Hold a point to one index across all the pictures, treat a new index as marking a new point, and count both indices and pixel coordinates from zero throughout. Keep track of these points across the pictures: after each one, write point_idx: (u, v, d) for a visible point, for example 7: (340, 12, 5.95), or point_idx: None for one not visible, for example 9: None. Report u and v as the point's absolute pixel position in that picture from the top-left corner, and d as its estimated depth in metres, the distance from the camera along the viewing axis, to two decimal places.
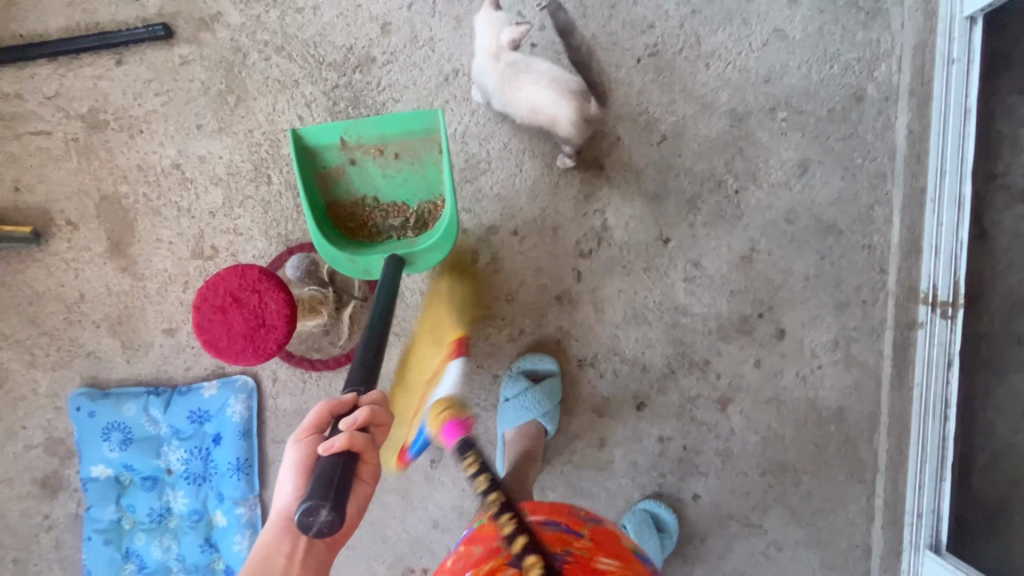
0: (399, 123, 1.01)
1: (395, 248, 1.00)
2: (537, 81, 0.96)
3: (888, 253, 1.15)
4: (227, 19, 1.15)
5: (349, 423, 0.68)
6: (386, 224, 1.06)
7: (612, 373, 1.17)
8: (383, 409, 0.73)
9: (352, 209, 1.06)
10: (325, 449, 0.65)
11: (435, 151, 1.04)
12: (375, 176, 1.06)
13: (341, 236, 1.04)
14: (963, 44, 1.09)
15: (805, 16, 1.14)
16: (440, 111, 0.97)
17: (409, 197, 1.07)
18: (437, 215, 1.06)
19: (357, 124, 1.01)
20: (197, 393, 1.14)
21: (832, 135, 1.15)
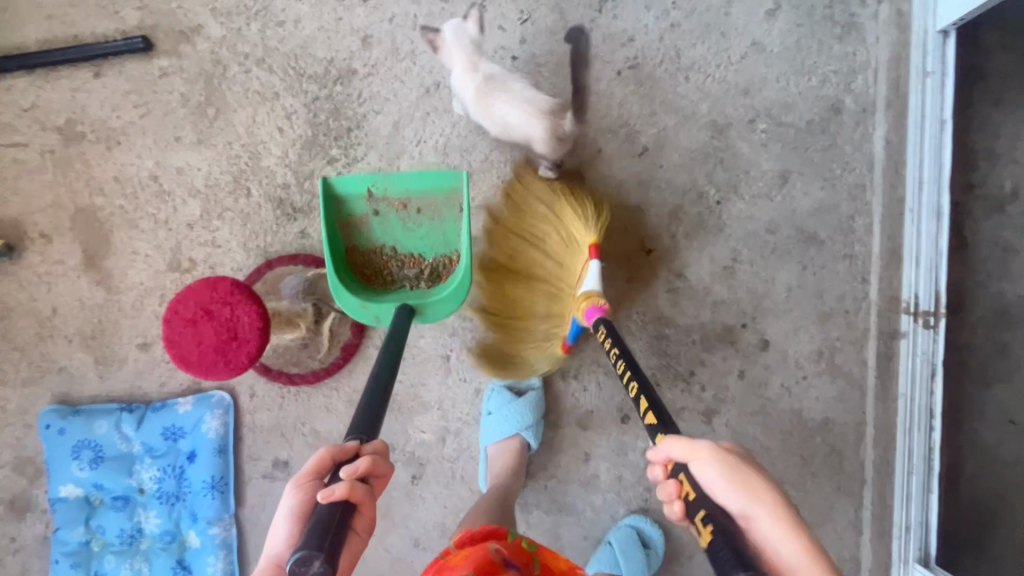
0: (426, 179, 1.03)
1: (407, 297, 0.98)
2: (510, 100, 0.97)
3: (870, 262, 1.15)
4: (207, 31, 1.14)
5: (350, 472, 0.63)
6: (400, 273, 1.04)
7: (596, 386, 1.15)
8: (384, 460, 0.68)
9: (368, 257, 1.05)
10: (324, 497, 0.59)
11: (457, 210, 1.05)
12: (395, 228, 1.06)
13: (356, 281, 1.02)
14: (937, 57, 1.10)
15: (782, 29, 1.16)
16: (466, 171, 1.00)
17: (426, 250, 1.06)
18: (452, 269, 1.04)
19: (384, 176, 1.02)
20: (172, 409, 1.11)
21: (811, 147, 1.16)
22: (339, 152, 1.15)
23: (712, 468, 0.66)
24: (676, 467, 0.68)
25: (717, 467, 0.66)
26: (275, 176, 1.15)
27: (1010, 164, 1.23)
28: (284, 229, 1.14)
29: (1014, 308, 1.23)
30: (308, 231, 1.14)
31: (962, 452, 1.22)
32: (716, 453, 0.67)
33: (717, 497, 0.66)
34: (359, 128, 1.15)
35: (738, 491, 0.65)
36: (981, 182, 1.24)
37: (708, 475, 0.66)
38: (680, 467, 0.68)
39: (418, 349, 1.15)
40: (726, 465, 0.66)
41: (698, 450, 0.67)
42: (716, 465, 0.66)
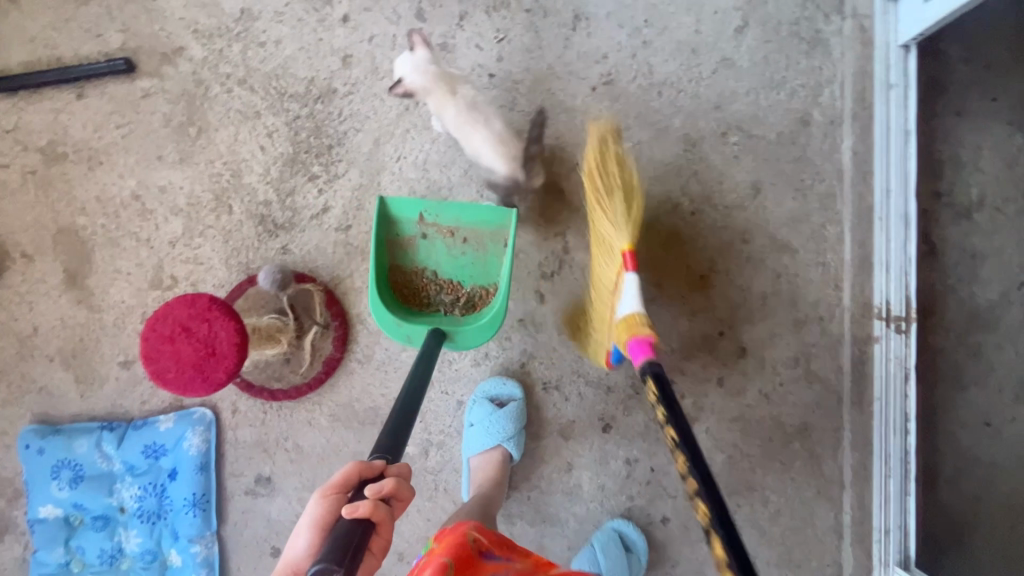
0: (476, 213, 1.08)
1: (440, 324, 1.05)
2: (486, 136, 1.00)
3: (842, 269, 1.17)
4: (189, 53, 1.17)
5: (375, 491, 0.64)
6: (437, 297, 1.11)
7: (577, 396, 1.17)
8: (409, 484, 0.69)
9: (410, 277, 1.12)
10: (348, 512, 0.61)
11: (501, 246, 1.11)
12: (440, 253, 1.12)
13: (394, 300, 1.09)
14: (899, 70, 1.15)
15: (750, 46, 1.20)
16: (513, 212, 1.05)
17: (464, 278, 1.12)
18: (486, 301, 1.11)
19: (437, 206, 1.08)
20: (153, 426, 1.11)
21: (781, 158, 1.19)
22: (320, 168, 1.17)
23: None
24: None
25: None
26: (257, 194, 1.16)
27: (975, 173, 1.27)
28: (266, 245, 1.16)
29: (985, 312, 1.26)
30: (290, 247, 1.16)
31: (938, 455, 1.25)
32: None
33: None
34: (340, 144, 1.17)
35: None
36: (948, 190, 1.27)
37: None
38: None
39: (400, 363, 1.15)
40: None
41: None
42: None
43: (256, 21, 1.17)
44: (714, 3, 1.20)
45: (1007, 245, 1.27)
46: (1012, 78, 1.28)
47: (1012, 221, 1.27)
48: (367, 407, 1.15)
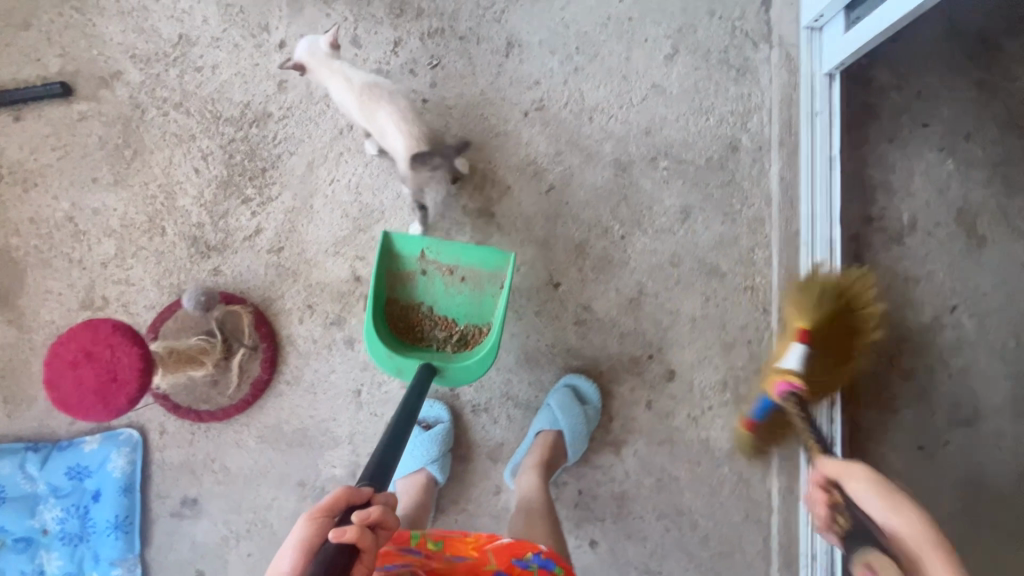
0: (476, 254, 1.10)
1: (431, 359, 1.07)
2: (392, 111, 1.01)
3: (770, 294, 1.19)
4: (127, 77, 1.18)
5: (363, 517, 0.65)
6: (431, 332, 1.12)
7: (506, 418, 1.17)
8: (395, 513, 0.70)
9: (406, 310, 1.13)
10: (334, 537, 0.62)
11: (498, 286, 1.12)
12: (437, 289, 1.13)
13: (388, 333, 1.11)
14: (824, 98, 1.18)
15: (680, 72, 1.22)
16: (513, 257, 1.06)
17: (459, 316, 1.13)
18: (479, 340, 1.12)
19: (440, 244, 1.09)
20: (78, 447, 1.11)
21: (711, 183, 1.20)
22: (254, 191, 1.18)
23: (907, 513, 0.67)
24: (831, 479, 0.80)
25: (913, 524, 0.66)
26: (190, 216, 1.17)
27: (906, 197, 1.29)
28: (198, 266, 1.17)
29: (917, 335, 1.27)
30: (222, 268, 1.17)
31: None
32: (877, 489, 0.71)
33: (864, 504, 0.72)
34: (274, 168, 1.19)
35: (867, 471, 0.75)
36: (880, 214, 1.29)
37: (901, 524, 0.67)
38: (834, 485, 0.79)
39: (329, 385, 1.16)
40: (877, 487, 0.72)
41: (849, 468, 0.77)
42: (911, 513, 0.67)
43: (193, 47, 1.19)
44: (645, 31, 1.22)
45: (939, 269, 1.28)
46: (941, 105, 1.30)
47: (943, 245, 1.28)
48: (296, 429, 1.15)
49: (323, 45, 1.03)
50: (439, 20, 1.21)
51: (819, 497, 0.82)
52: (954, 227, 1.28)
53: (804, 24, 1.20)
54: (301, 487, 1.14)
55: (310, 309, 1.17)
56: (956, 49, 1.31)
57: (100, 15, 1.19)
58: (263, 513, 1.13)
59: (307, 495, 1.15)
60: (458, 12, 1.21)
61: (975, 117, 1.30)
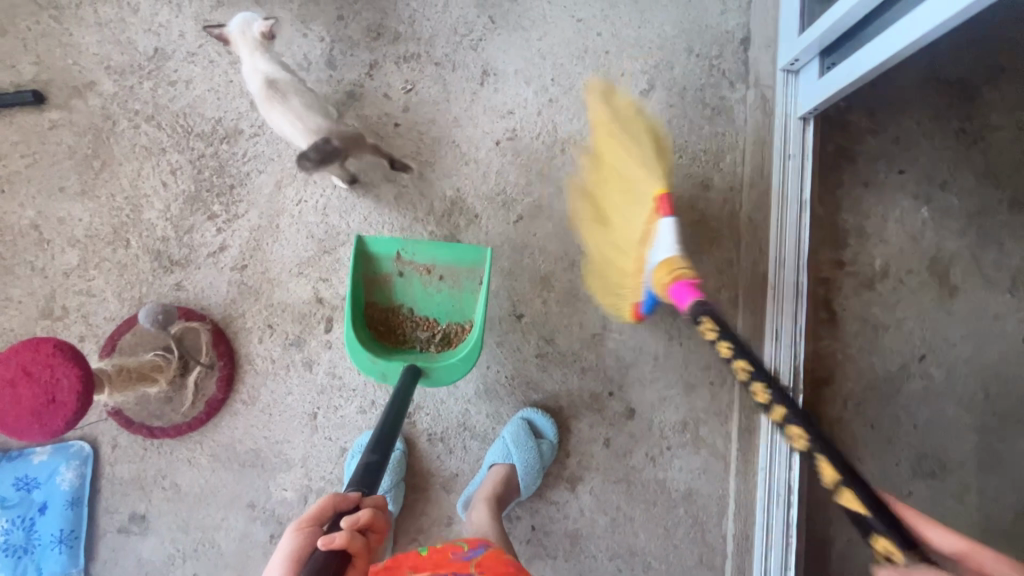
0: (452, 251, 1.10)
1: (414, 360, 1.05)
2: (284, 112, 1.03)
3: (735, 335, 1.18)
4: (100, 88, 1.18)
5: (352, 522, 0.66)
6: (413, 334, 1.12)
7: (462, 449, 1.16)
8: (384, 515, 0.71)
9: (387, 314, 1.13)
10: (323, 543, 0.62)
11: (477, 282, 1.12)
12: (416, 290, 1.14)
13: (370, 337, 1.10)
14: (797, 141, 1.16)
15: (655, 109, 1.22)
16: (490, 252, 1.06)
17: (440, 315, 1.14)
18: (462, 337, 1.12)
19: (414, 244, 1.10)
20: (28, 458, 1.10)
21: (680, 221, 1.20)
22: (221, 208, 1.18)
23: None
24: None
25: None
26: (155, 229, 1.17)
27: (878, 243, 1.28)
28: (160, 280, 1.16)
29: (883, 383, 1.26)
30: (184, 284, 1.16)
31: None
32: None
33: None
34: (242, 184, 1.18)
35: (962, 544, 0.65)
36: (852, 259, 1.28)
37: None
38: None
39: (285, 406, 1.15)
40: None
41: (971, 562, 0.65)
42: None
43: (168, 60, 1.19)
44: (621, 65, 1.22)
45: (909, 317, 1.27)
46: (919, 152, 1.29)
47: (915, 293, 1.27)
48: (249, 450, 1.14)
49: (256, 29, 1.05)
50: (415, 45, 1.21)
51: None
52: (927, 275, 1.27)
53: (780, 66, 1.19)
54: (250, 508, 1.13)
55: (270, 329, 1.16)
56: (936, 95, 1.30)
57: (77, 25, 1.19)
58: (211, 533, 1.12)
59: (256, 516, 1.13)
60: (435, 39, 1.21)
61: (953, 166, 1.29)
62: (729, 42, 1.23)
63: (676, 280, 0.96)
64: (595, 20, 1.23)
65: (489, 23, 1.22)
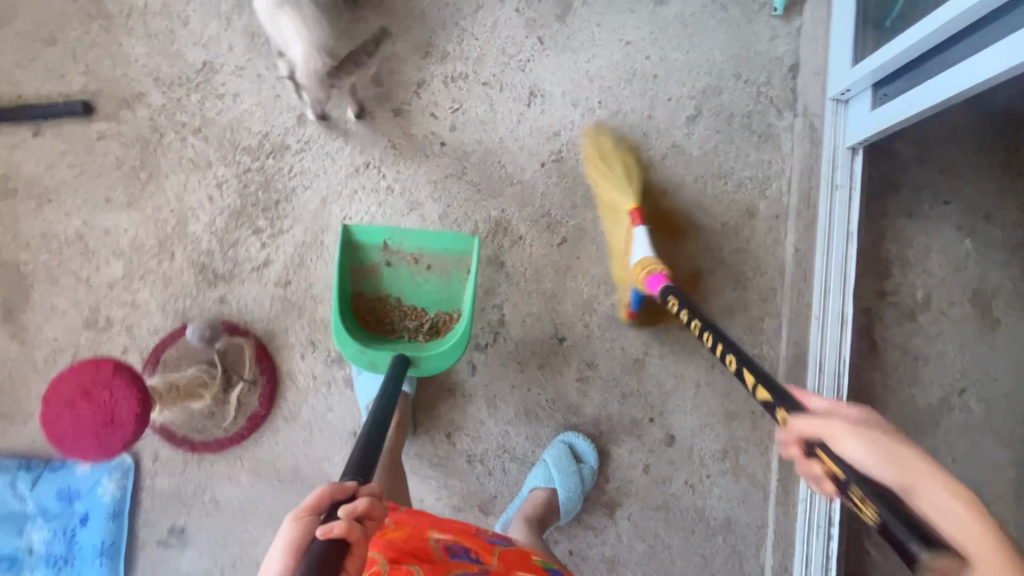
0: (439, 240, 1.10)
1: (404, 350, 1.06)
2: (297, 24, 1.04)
3: (777, 365, 1.18)
4: (148, 99, 1.18)
5: (350, 511, 0.60)
6: (400, 323, 1.13)
7: (501, 471, 1.16)
8: (383, 503, 0.65)
9: (375, 303, 1.14)
10: (322, 533, 0.56)
11: (464, 272, 1.13)
12: (403, 279, 1.14)
13: (358, 326, 1.10)
14: (845, 171, 1.16)
15: (702, 134, 1.21)
16: (478, 241, 1.06)
17: (428, 304, 1.14)
18: (450, 327, 1.13)
19: (400, 232, 1.10)
20: (69, 470, 1.10)
21: (725, 248, 1.20)
22: (266, 223, 1.18)
23: (936, 491, 0.47)
24: (810, 444, 0.56)
25: (942, 494, 0.47)
26: (200, 243, 1.17)
27: (920, 274, 1.28)
28: (204, 294, 1.16)
29: (923, 415, 1.26)
30: (228, 298, 1.16)
31: None
32: (864, 434, 0.52)
33: (865, 471, 0.51)
34: (287, 200, 1.18)
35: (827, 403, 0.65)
36: (893, 289, 1.28)
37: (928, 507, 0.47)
38: (815, 444, 0.55)
39: (326, 423, 1.15)
40: (871, 437, 0.52)
41: (843, 427, 0.54)
42: (945, 489, 0.47)
43: (216, 73, 1.19)
44: (669, 89, 1.22)
45: (950, 349, 1.26)
46: (964, 184, 1.29)
47: (956, 324, 1.27)
48: (288, 465, 1.14)
49: None
50: (463, 64, 1.21)
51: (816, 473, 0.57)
52: (969, 308, 1.27)
53: (830, 96, 1.18)
54: None
55: (312, 346, 1.16)
56: (983, 127, 1.29)
57: (127, 36, 1.19)
58: (250, 549, 1.13)
59: None
60: (483, 58, 1.21)
61: (997, 198, 1.28)
62: (778, 69, 1.22)
63: (649, 273, 1.02)
64: (644, 43, 1.22)
65: (538, 44, 1.22)
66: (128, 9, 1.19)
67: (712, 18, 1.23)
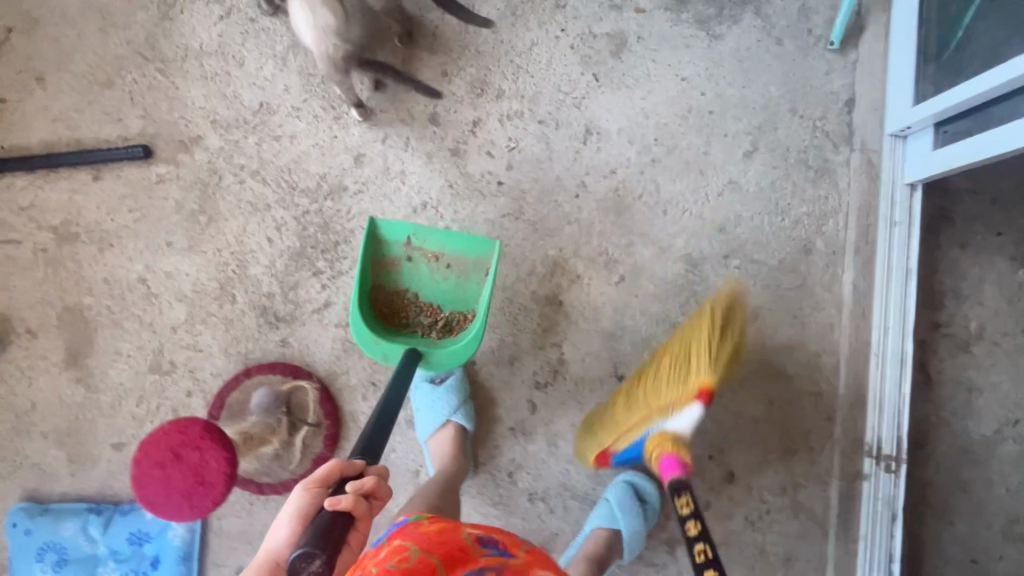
0: (461, 241, 1.10)
1: (416, 344, 1.06)
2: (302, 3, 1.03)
3: (836, 401, 1.18)
4: (206, 142, 1.19)
5: (356, 487, 0.69)
6: (416, 319, 1.12)
7: (562, 508, 1.17)
8: (386, 483, 0.74)
9: (392, 297, 1.13)
10: (331, 504, 0.66)
11: (483, 274, 1.12)
12: (422, 275, 1.13)
13: (373, 316, 1.10)
14: (904, 209, 1.16)
15: (758, 170, 1.21)
16: (499, 244, 1.06)
17: (443, 302, 1.13)
18: (463, 327, 1.11)
19: (424, 229, 1.10)
20: (138, 513, 1.12)
21: (783, 284, 1.20)
22: (325, 264, 1.18)
23: None
24: None
25: None
26: (260, 285, 1.18)
27: (976, 305, 1.27)
28: (266, 336, 1.17)
29: (978, 447, 1.26)
30: (290, 340, 1.17)
31: None
32: None
33: None
34: (346, 242, 1.19)
35: None
36: (947, 321, 1.28)
37: None
38: None
39: (389, 464, 1.17)
40: None
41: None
42: None
43: (273, 115, 1.20)
44: (724, 125, 1.22)
45: (1004, 380, 1.26)
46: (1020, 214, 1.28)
47: (1012, 356, 1.26)
48: None
49: None
50: (519, 102, 1.21)
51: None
52: None
53: (889, 131, 1.18)
54: None
55: (374, 387, 1.16)
56: None
57: (183, 78, 1.19)
58: None
59: None
60: (538, 96, 1.21)
61: None
62: (834, 103, 1.22)
63: (671, 457, 0.93)
64: (700, 79, 1.22)
65: (593, 80, 1.21)
66: (184, 51, 1.20)
67: (767, 53, 1.22)
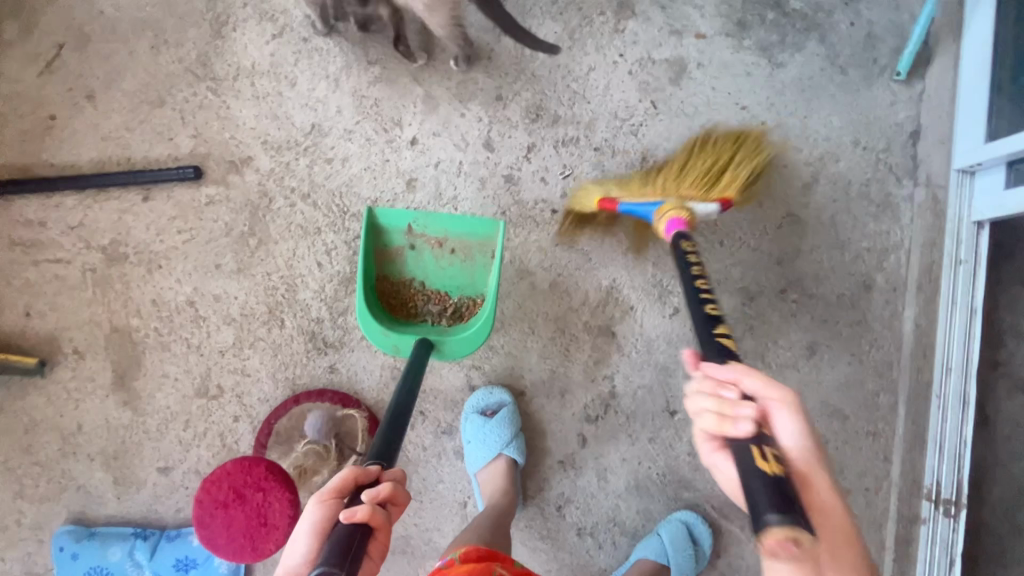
0: (463, 224, 1.06)
1: (427, 333, 1.04)
2: None
3: (893, 442, 1.16)
4: (257, 163, 1.17)
5: (372, 496, 0.66)
6: (424, 308, 1.09)
7: (611, 544, 1.15)
8: (404, 488, 0.72)
9: (397, 288, 1.10)
10: (346, 517, 0.63)
11: (489, 256, 1.09)
12: (426, 263, 1.10)
13: (381, 310, 1.08)
14: (970, 246, 1.11)
15: (818, 203, 1.18)
16: (503, 224, 1.03)
17: (452, 289, 1.10)
18: (474, 312, 1.09)
19: (425, 215, 1.06)
20: (186, 539, 1.12)
21: (841, 320, 1.17)
22: None
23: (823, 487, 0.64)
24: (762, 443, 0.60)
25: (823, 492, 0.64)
26: (310, 310, 1.16)
27: None
28: (315, 362, 1.15)
29: None
30: (338, 366, 1.15)
31: None
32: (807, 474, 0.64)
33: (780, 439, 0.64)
34: None
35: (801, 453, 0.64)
36: None
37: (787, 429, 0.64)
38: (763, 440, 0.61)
39: (436, 493, 1.16)
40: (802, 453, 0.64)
41: (777, 391, 0.65)
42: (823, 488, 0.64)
43: (325, 137, 1.18)
44: (785, 156, 1.19)
45: None
46: None
47: None
48: (401, 535, 1.16)
49: None
50: (575, 128, 1.18)
51: (709, 401, 0.65)
52: None
53: (956, 166, 1.13)
54: None
55: (422, 416, 1.17)
56: None
57: (234, 98, 1.17)
58: None
59: None
60: (595, 123, 1.18)
61: None
62: (898, 135, 1.18)
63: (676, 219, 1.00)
64: (760, 108, 1.19)
65: (651, 108, 1.19)
66: (236, 70, 1.18)
67: (830, 82, 1.19)
